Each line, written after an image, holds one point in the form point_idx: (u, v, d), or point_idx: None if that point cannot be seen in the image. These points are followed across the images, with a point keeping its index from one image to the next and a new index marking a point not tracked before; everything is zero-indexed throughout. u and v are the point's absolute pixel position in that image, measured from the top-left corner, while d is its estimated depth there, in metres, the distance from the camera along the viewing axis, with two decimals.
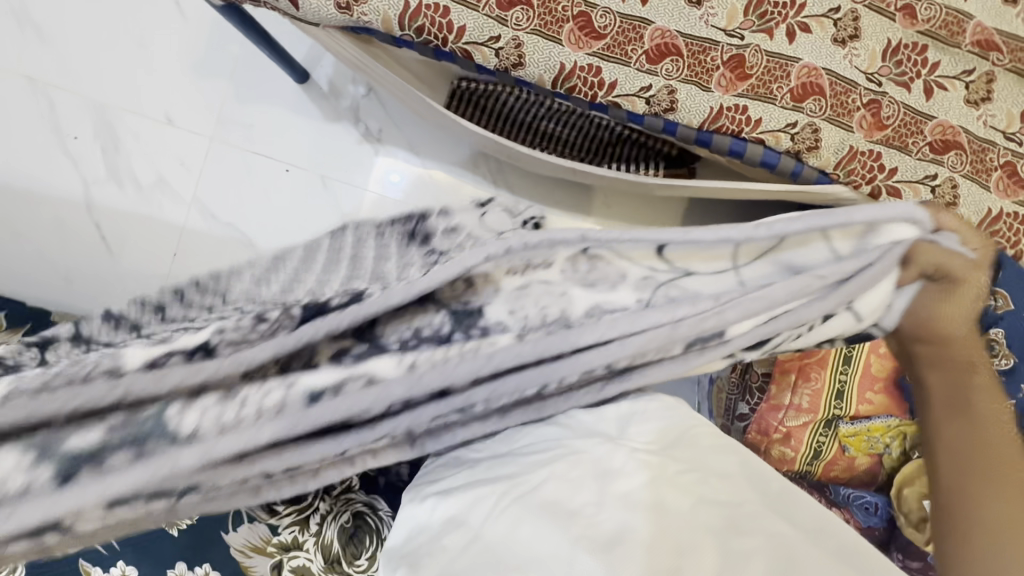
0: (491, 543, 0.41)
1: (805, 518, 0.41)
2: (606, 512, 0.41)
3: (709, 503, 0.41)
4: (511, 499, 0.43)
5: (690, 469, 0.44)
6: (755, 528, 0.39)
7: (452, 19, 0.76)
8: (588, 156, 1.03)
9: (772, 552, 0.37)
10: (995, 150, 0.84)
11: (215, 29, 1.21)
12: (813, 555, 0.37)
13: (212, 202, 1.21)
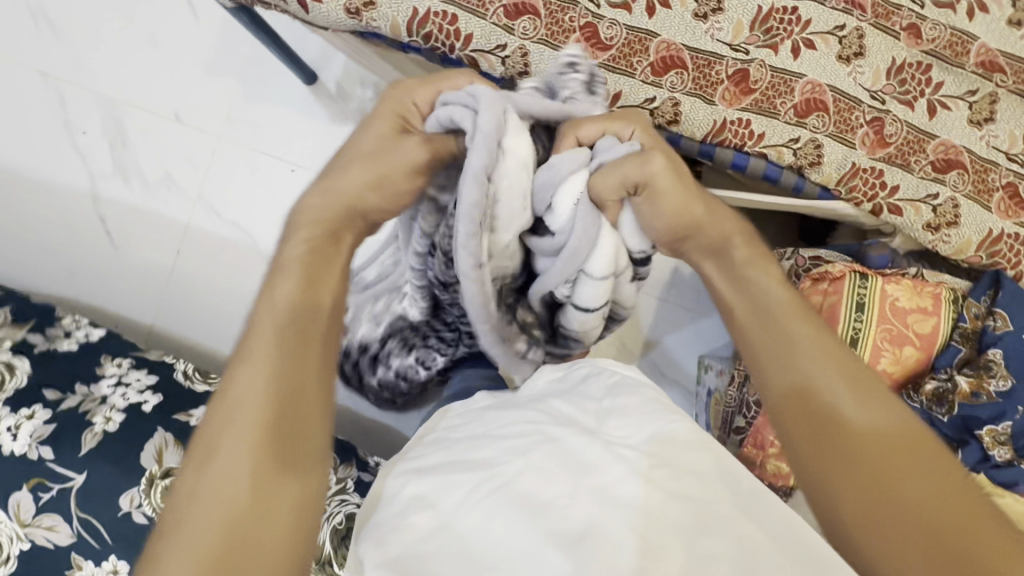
0: (457, 532, 0.42)
1: (776, 518, 0.41)
2: (575, 507, 0.41)
3: (678, 498, 0.41)
4: (483, 493, 0.43)
5: (665, 466, 0.43)
6: (723, 529, 0.40)
7: (460, 27, 0.77)
8: None
9: (738, 555, 0.38)
10: (997, 170, 0.85)
11: (226, 29, 1.22)
12: (779, 562, 0.38)
13: (216, 199, 1.21)
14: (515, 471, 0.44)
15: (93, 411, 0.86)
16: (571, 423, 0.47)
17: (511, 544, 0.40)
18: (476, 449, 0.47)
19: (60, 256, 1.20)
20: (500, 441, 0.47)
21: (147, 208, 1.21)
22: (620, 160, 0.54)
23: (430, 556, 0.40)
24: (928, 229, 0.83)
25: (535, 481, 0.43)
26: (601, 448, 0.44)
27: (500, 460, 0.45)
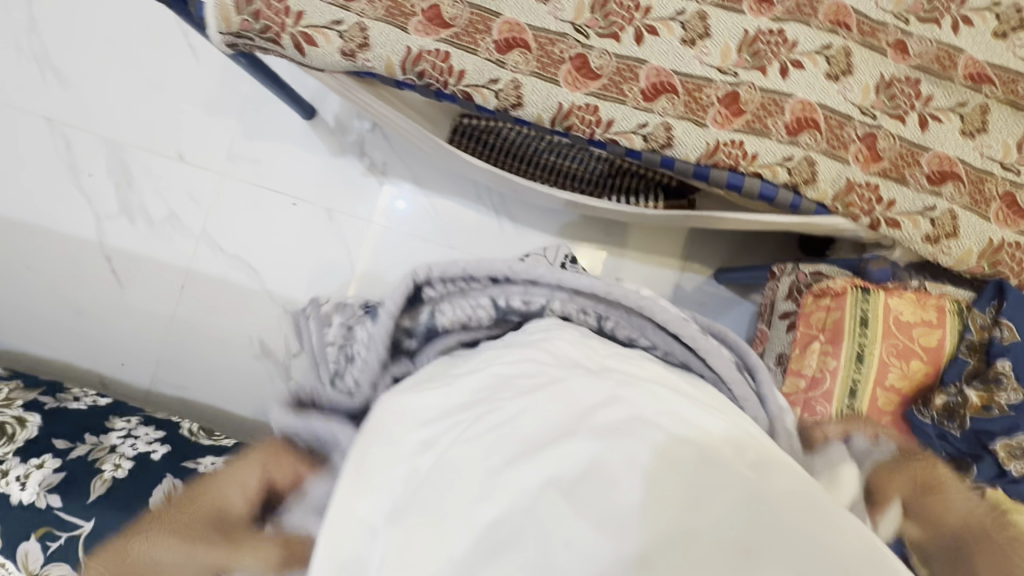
0: (440, 464, 0.39)
1: (785, 477, 0.37)
2: (576, 439, 0.37)
3: (681, 440, 0.38)
4: (476, 427, 0.40)
5: (665, 412, 0.40)
6: (722, 471, 0.36)
7: (453, 63, 0.79)
8: (589, 187, 1.04)
9: (737, 499, 0.34)
10: (993, 181, 0.85)
11: (226, 70, 1.25)
12: (784, 512, 0.34)
13: (219, 235, 1.24)
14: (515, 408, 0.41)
15: (103, 459, 0.87)
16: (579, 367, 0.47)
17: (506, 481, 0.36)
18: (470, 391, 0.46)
19: (67, 298, 1.22)
20: (505, 380, 0.46)
21: (152, 248, 1.23)
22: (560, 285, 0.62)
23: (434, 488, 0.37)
24: (928, 241, 0.83)
25: (539, 421, 0.40)
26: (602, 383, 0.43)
27: (502, 397, 0.43)
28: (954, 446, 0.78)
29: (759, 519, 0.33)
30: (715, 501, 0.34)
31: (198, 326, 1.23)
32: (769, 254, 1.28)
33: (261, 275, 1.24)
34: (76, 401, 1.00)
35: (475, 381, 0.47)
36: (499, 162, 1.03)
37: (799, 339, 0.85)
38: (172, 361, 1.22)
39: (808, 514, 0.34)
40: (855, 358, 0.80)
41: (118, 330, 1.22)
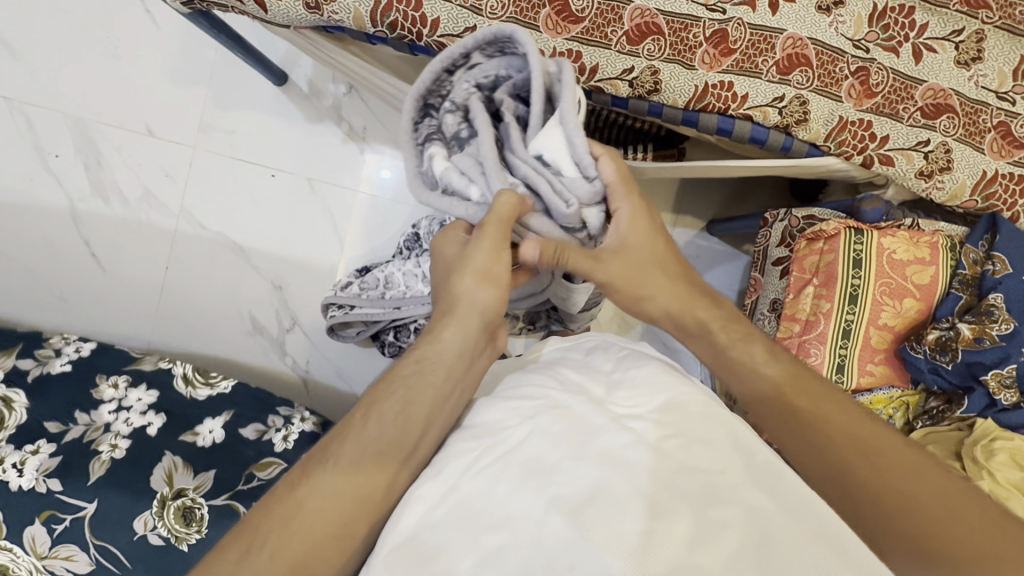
0: (466, 496, 0.40)
1: (790, 491, 0.40)
2: (583, 467, 0.40)
3: (691, 469, 0.40)
4: (493, 458, 0.43)
5: (674, 436, 0.42)
6: (734, 499, 0.38)
7: (425, 12, 0.74)
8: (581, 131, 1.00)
9: (748, 528, 0.36)
10: (988, 111, 0.83)
11: (188, 36, 1.19)
12: (788, 533, 0.37)
13: (199, 212, 1.20)
14: (523, 436, 0.43)
15: (98, 440, 0.88)
16: (580, 391, 0.48)
17: (517, 507, 0.39)
18: (484, 415, 0.47)
19: (49, 285, 1.19)
20: (508, 403, 0.48)
21: (130, 228, 1.19)
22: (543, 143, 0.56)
23: (440, 520, 0.40)
24: (921, 177, 0.83)
25: (539, 440, 0.43)
26: (606, 421, 0.44)
27: (510, 424, 0.45)
28: (946, 380, 0.79)
29: (767, 556, 0.35)
30: (722, 533, 0.36)
31: (186, 305, 1.21)
32: (762, 203, 1.27)
33: (245, 250, 1.21)
34: (57, 359, 0.97)
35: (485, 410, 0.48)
36: None
37: (793, 285, 0.85)
38: (163, 342, 1.21)
39: (813, 544, 0.36)
40: (848, 299, 0.80)
41: (104, 314, 1.20)
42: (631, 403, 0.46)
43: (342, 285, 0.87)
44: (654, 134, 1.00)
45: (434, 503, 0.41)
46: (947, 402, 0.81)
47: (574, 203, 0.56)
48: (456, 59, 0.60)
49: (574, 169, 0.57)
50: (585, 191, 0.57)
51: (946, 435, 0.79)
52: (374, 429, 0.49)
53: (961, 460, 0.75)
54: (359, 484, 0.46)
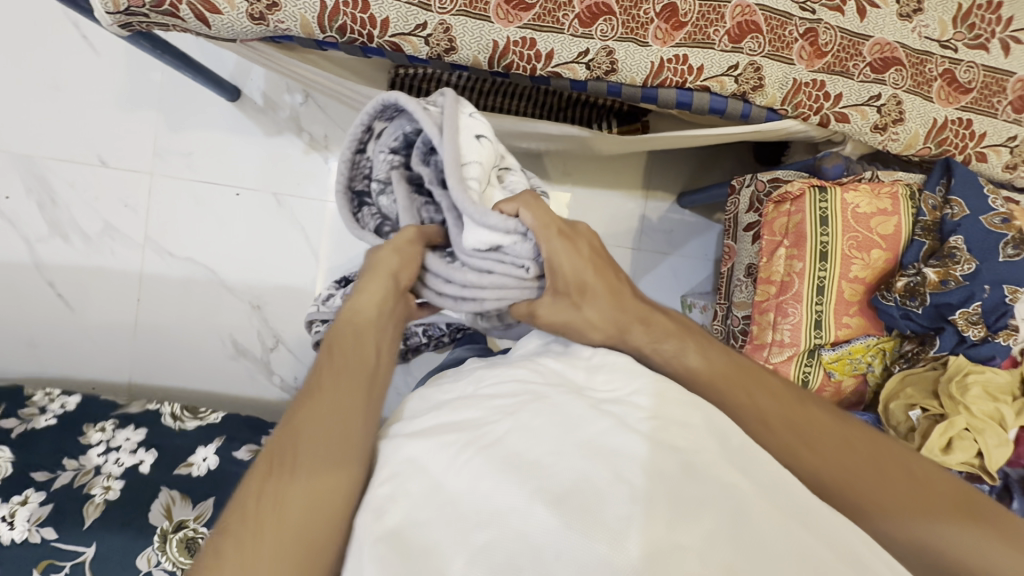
0: (452, 494, 0.40)
1: (761, 474, 0.41)
2: (563, 462, 0.40)
3: (666, 449, 0.41)
4: (475, 450, 0.43)
5: (651, 418, 0.43)
6: (710, 478, 0.39)
7: (373, 13, 0.73)
8: (548, 113, 1.02)
9: (726, 506, 0.38)
10: (933, 60, 0.85)
11: (132, 60, 1.14)
12: (762, 510, 0.38)
13: (165, 239, 1.17)
14: (505, 431, 0.44)
15: (89, 483, 0.86)
16: (561, 382, 0.49)
17: (501, 500, 0.39)
18: (464, 412, 0.48)
19: (16, 331, 1.15)
20: (489, 400, 0.48)
21: (95, 265, 1.16)
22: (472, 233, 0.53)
23: (424, 520, 0.39)
24: (876, 131, 0.86)
25: (520, 435, 0.43)
26: (587, 408, 0.45)
27: (488, 420, 0.46)
28: (917, 323, 0.81)
29: (742, 532, 0.36)
30: (697, 515, 0.37)
31: (163, 337, 1.18)
32: (728, 170, 1.29)
33: (219, 273, 1.18)
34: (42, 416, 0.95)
35: (462, 407, 0.49)
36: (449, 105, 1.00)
37: (765, 249, 0.87)
38: (145, 376, 1.19)
39: (785, 519, 0.38)
40: (820, 256, 0.82)
41: (78, 354, 1.17)
42: (609, 392, 0.47)
43: (324, 298, 0.86)
44: (617, 108, 1.04)
45: (418, 502, 0.41)
46: (921, 344, 0.83)
47: (530, 265, 0.56)
48: (363, 137, 0.63)
49: (510, 238, 0.54)
50: (525, 250, 0.55)
51: (923, 375, 0.82)
52: (332, 401, 0.48)
53: (939, 398, 0.78)
54: (332, 454, 0.45)
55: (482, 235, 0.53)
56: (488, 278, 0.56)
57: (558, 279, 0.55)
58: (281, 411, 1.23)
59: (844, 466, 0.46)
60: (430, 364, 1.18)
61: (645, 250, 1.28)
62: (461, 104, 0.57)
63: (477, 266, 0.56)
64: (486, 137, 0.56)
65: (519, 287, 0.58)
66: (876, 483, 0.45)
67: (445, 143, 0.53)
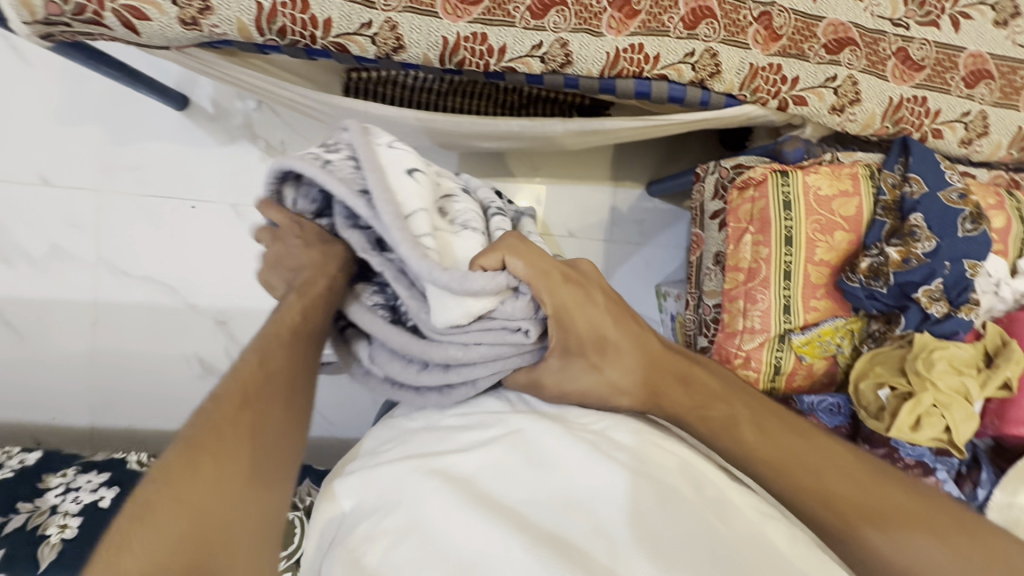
0: (432, 531, 0.41)
1: (728, 512, 0.44)
2: (540, 507, 0.42)
3: (643, 484, 0.43)
4: (454, 488, 0.44)
5: (627, 456, 0.46)
6: (682, 510, 0.42)
7: (314, 13, 0.69)
8: (509, 111, 1.00)
9: (697, 538, 0.40)
10: (886, 40, 0.85)
11: (68, 72, 1.08)
12: (731, 542, 0.41)
13: (118, 258, 1.12)
14: (475, 470, 0.46)
15: (45, 524, 0.82)
16: (540, 416, 0.50)
17: (480, 542, 0.39)
18: (444, 444, 0.49)
19: None
20: (458, 435, 0.50)
21: (45, 289, 1.10)
22: (450, 305, 0.45)
23: (406, 558, 0.39)
24: (833, 112, 0.86)
25: (500, 475, 0.45)
26: (563, 437, 0.47)
27: (466, 456, 0.47)
28: (882, 302, 0.81)
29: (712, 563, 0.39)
30: (674, 548, 0.40)
31: (123, 360, 1.13)
32: (695, 158, 1.28)
33: (178, 290, 1.14)
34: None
35: (438, 443, 0.49)
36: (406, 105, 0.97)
37: (732, 236, 0.86)
38: (107, 402, 1.14)
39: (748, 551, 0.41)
40: (785, 241, 0.82)
41: (33, 384, 1.11)
42: (584, 422, 0.52)
43: None
44: (578, 102, 1.02)
45: (397, 540, 0.40)
46: (887, 322, 0.85)
47: (528, 326, 0.49)
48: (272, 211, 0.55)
49: (498, 297, 0.47)
50: (519, 308, 0.48)
51: (890, 354, 0.82)
52: (277, 395, 0.43)
53: (906, 375, 0.78)
54: (273, 463, 0.40)
55: (464, 306, 0.45)
56: (477, 352, 0.49)
57: (569, 339, 0.51)
58: None
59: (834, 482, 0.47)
60: None
61: (617, 241, 1.27)
62: (371, 139, 0.49)
63: (461, 340, 0.49)
64: (417, 169, 0.49)
65: (518, 352, 0.52)
66: (845, 497, 0.46)
67: (376, 204, 0.45)
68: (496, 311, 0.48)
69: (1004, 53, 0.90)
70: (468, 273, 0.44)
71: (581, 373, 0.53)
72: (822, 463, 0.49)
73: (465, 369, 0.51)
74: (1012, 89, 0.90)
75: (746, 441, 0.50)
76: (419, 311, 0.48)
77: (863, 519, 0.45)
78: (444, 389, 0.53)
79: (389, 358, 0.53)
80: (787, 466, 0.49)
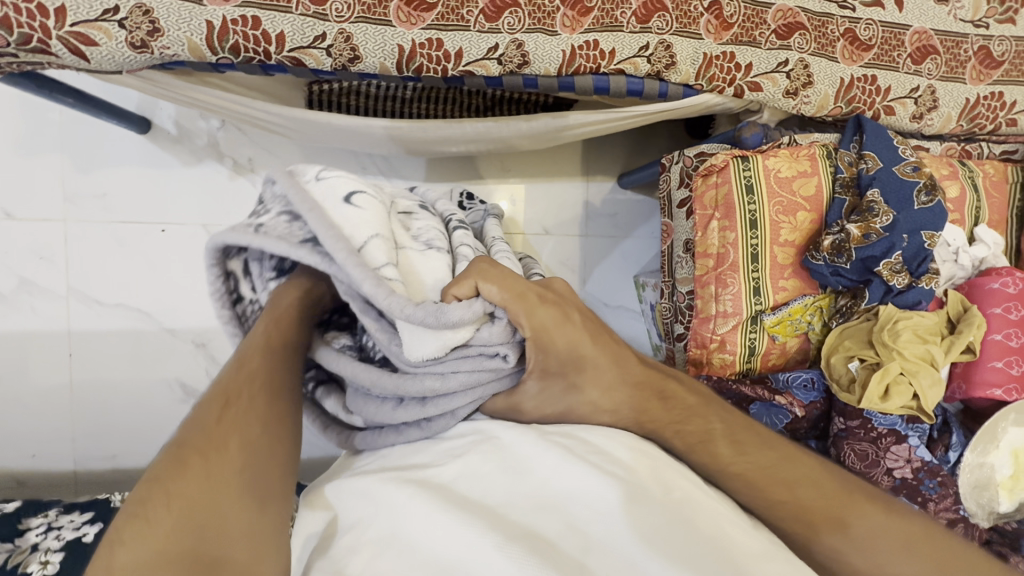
0: (408, 541, 0.39)
1: (706, 511, 0.41)
2: (516, 509, 0.40)
3: (617, 478, 0.41)
4: (424, 492, 0.41)
5: (595, 451, 0.44)
6: (656, 508, 0.40)
7: (266, 28, 0.69)
8: (474, 113, 1.01)
9: (675, 535, 0.38)
10: (833, 22, 0.87)
11: (25, 101, 1.06)
12: (710, 541, 0.39)
13: (90, 287, 1.10)
14: (452, 477, 0.43)
15: (26, 562, 0.82)
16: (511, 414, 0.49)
17: (453, 551, 0.37)
18: (414, 458, 0.48)
19: None
20: (437, 445, 0.48)
21: (17, 324, 1.08)
22: (424, 334, 0.44)
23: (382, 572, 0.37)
24: (788, 96, 0.88)
25: (470, 482, 0.43)
26: (538, 439, 0.45)
27: (435, 464, 0.45)
28: (847, 278, 0.83)
29: (691, 560, 0.37)
30: (652, 545, 0.38)
31: (102, 390, 1.11)
32: (662, 149, 1.30)
33: (154, 314, 1.12)
34: None
35: (410, 458, 0.47)
36: (371, 112, 0.97)
37: (699, 223, 0.87)
38: (88, 434, 1.12)
39: (729, 551, 0.38)
40: (750, 225, 0.84)
41: (10, 421, 1.09)
42: (554, 427, 0.48)
43: None
44: (542, 100, 1.03)
45: (377, 552, 0.39)
46: (853, 298, 0.85)
47: (506, 350, 0.47)
48: (227, 286, 0.51)
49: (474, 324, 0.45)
50: (495, 334, 0.47)
51: (858, 328, 0.85)
52: (257, 413, 0.42)
53: (874, 347, 0.81)
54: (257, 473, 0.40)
55: (439, 336, 0.44)
56: (457, 380, 0.47)
57: (552, 356, 0.48)
58: None
59: (800, 491, 0.47)
60: None
61: (592, 236, 1.28)
62: (297, 178, 0.49)
63: (437, 372, 0.47)
64: (355, 193, 0.49)
65: (497, 378, 0.50)
66: (824, 485, 0.48)
67: (325, 244, 0.44)
68: (474, 339, 0.46)
69: (947, 29, 0.92)
70: (445, 304, 0.43)
71: (563, 395, 0.51)
72: (794, 458, 0.50)
73: (444, 402, 0.48)
74: (957, 62, 0.93)
75: (717, 426, 0.52)
76: (392, 347, 0.47)
77: (829, 526, 0.45)
78: (423, 426, 0.50)
79: (365, 400, 0.51)
80: (771, 465, 0.49)
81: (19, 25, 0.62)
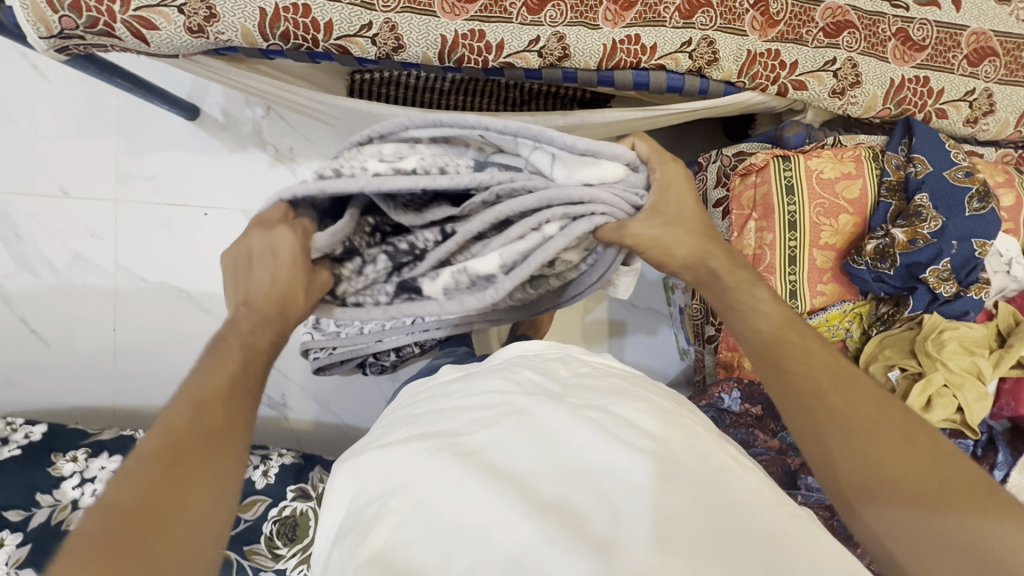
0: (433, 509, 0.39)
1: (738, 491, 0.40)
2: (544, 479, 0.40)
3: (652, 453, 0.41)
4: (453, 461, 0.42)
5: (625, 425, 0.43)
6: (686, 484, 0.39)
7: (315, 17, 0.71)
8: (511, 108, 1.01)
9: (702, 513, 0.37)
10: (886, 21, 0.85)
11: (86, 87, 1.12)
12: (738, 520, 0.37)
13: (136, 265, 1.15)
14: (482, 445, 0.43)
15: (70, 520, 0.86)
16: (539, 392, 0.49)
17: (481, 517, 0.37)
18: (441, 424, 0.48)
19: None
20: (463, 415, 0.48)
21: (67, 297, 1.13)
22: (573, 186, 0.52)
23: (408, 537, 0.38)
24: (834, 96, 0.86)
25: (497, 449, 0.43)
26: (568, 416, 0.44)
27: (465, 432, 0.45)
28: (890, 284, 0.81)
29: (720, 539, 0.36)
30: (683, 520, 0.37)
31: (144, 362, 1.16)
32: (698, 150, 1.28)
33: (194, 293, 1.17)
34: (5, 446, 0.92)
35: (439, 424, 0.48)
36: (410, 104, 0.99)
37: (735, 223, 0.86)
38: (127, 405, 1.17)
39: (759, 532, 0.37)
40: (789, 226, 0.82)
41: (58, 388, 1.15)
42: (581, 399, 0.48)
43: (313, 322, 0.78)
44: (579, 96, 1.03)
45: (403, 519, 0.39)
46: (896, 305, 0.83)
47: (647, 195, 0.56)
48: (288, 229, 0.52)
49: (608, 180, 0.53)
50: (640, 179, 0.55)
51: (900, 336, 0.83)
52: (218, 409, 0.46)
53: (917, 356, 0.79)
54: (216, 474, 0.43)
55: (589, 184, 0.52)
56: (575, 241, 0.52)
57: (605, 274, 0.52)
58: (266, 430, 1.16)
59: (868, 447, 0.48)
60: (414, 370, 1.16)
61: None
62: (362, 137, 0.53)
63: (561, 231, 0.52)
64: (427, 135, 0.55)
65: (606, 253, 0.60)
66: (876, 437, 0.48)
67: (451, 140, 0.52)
68: (603, 199, 0.52)
69: (1007, 30, 0.89)
70: (580, 164, 0.52)
71: None
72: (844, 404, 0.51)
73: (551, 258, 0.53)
74: (1017, 65, 0.89)
75: None
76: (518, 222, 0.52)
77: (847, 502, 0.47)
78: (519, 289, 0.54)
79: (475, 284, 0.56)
80: (811, 405, 0.52)
81: (88, 9, 0.66)
